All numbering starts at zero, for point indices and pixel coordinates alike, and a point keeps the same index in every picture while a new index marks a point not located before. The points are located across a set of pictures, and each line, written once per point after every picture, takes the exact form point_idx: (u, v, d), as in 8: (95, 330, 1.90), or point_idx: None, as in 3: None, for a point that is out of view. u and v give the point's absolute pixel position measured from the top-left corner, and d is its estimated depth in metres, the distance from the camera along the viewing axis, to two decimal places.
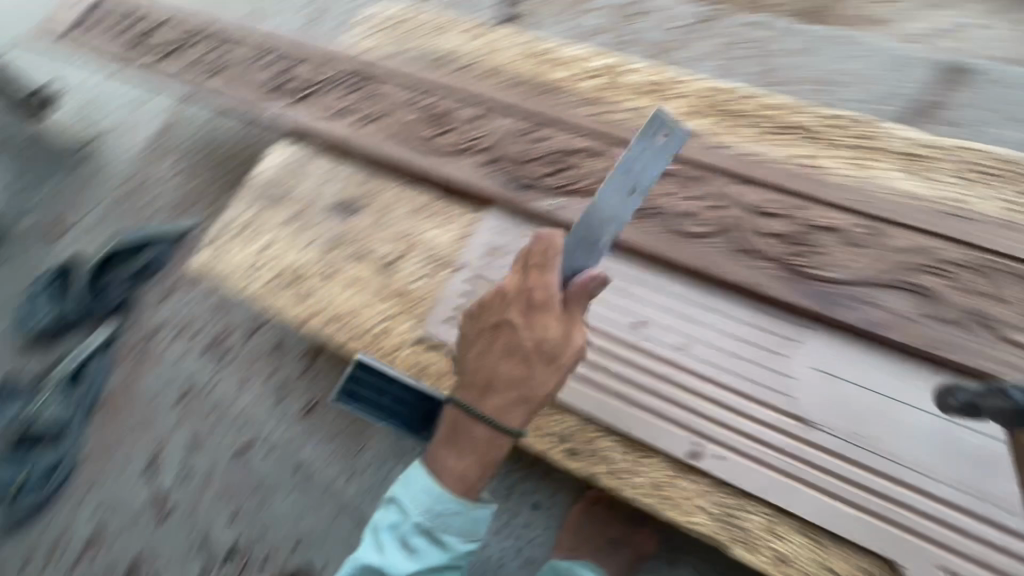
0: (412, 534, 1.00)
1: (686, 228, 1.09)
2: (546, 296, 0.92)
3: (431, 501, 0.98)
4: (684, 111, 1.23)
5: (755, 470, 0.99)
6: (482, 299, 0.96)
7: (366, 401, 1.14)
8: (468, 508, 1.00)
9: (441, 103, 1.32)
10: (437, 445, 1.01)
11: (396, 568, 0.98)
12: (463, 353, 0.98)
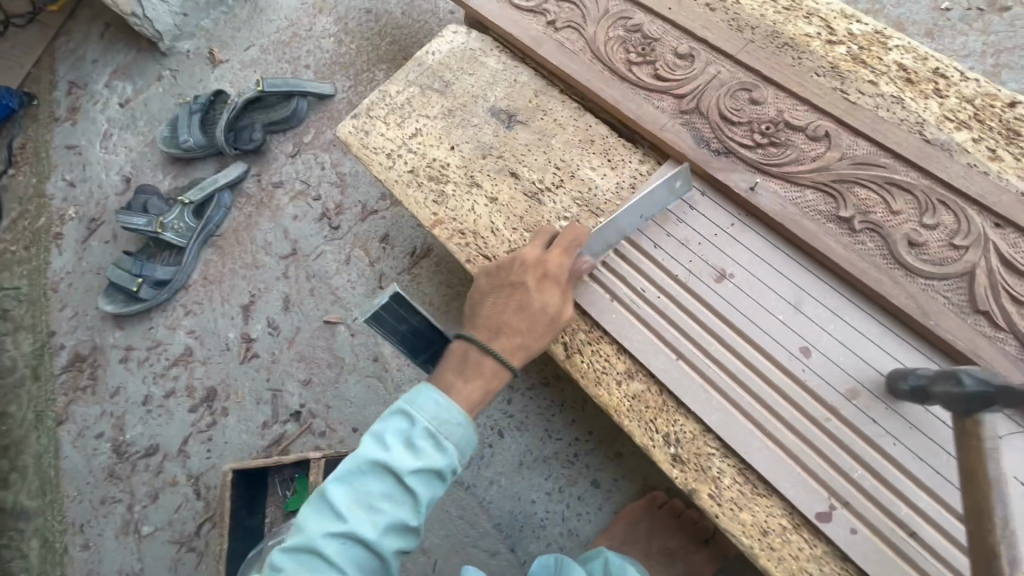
0: (420, 428, 0.82)
1: (909, 258, 0.90)
2: (561, 270, 0.95)
3: (445, 406, 0.84)
4: (951, 118, 0.99)
5: (813, 467, 0.86)
6: (543, 232, 1.01)
7: (384, 329, 1.04)
8: (467, 433, 0.86)
9: (650, 28, 1.17)
10: (449, 370, 0.90)
11: (398, 463, 0.79)
12: (498, 295, 0.94)
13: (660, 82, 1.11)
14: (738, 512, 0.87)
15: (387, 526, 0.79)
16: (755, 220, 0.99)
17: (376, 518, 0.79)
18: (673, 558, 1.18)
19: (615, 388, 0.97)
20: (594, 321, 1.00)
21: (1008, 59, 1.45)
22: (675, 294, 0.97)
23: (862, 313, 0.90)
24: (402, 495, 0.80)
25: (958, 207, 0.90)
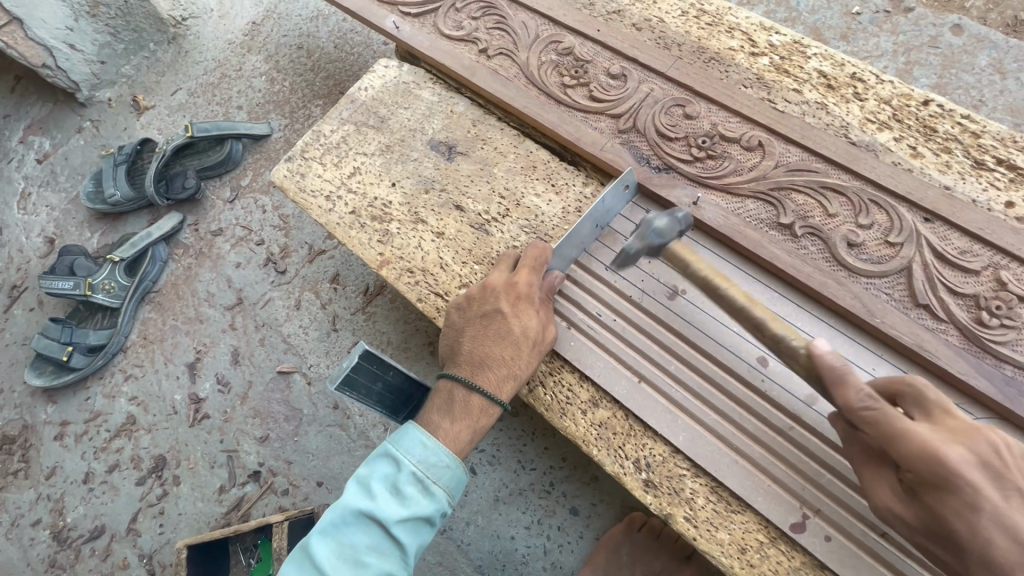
0: (408, 473, 0.80)
1: (850, 258, 0.91)
2: (533, 290, 0.94)
3: (434, 449, 0.83)
4: (872, 119, 1.03)
5: (780, 482, 0.85)
6: (514, 260, 1.00)
7: (358, 391, 0.99)
8: (457, 472, 0.84)
9: (581, 51, 1.17)
10: (430, 416, 0.88)
11: (385, 510, 0.77)
12: (475, 335, 0.92)
13: (596, 103, 1.12)
14: (715, 532, 0.85)
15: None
16: (702, 234, 1.00)
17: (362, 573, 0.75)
18: None
19: (581, 418, 0.94)
20: (554, 351, 0.98)
21: (918, 56, 1.54)
22: (630, 314, 0.96)
23: (812, 317, 0.91)
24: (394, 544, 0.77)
25: (889, 205, 0.93)
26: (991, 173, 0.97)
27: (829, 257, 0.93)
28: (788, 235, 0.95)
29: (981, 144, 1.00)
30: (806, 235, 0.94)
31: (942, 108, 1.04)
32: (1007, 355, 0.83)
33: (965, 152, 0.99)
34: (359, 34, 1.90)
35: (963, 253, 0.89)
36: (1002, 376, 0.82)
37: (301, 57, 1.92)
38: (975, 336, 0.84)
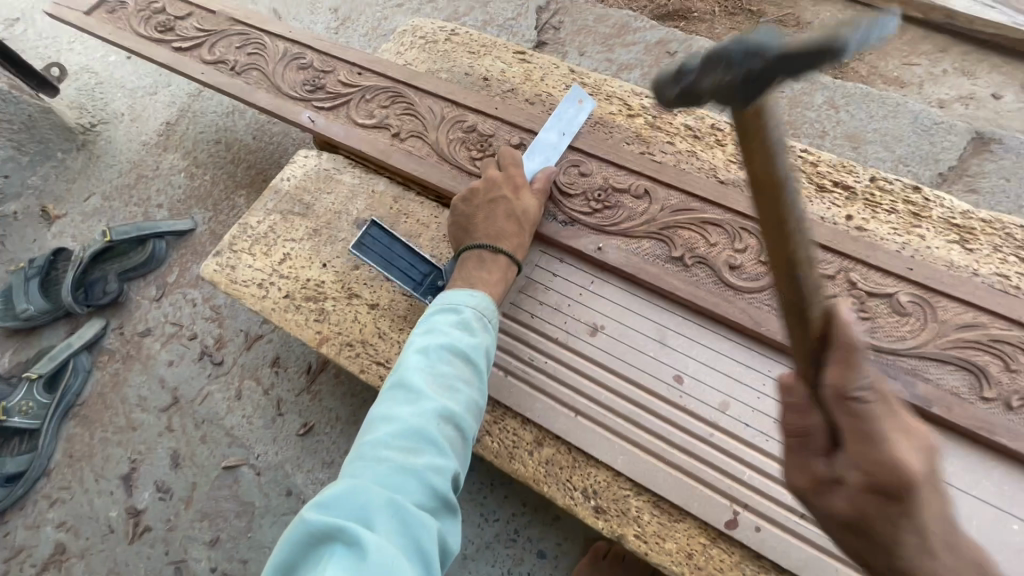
0: (467, 420, 0.78)
1: (732, 279, 1.06)
2: (480, 279, 1.03)
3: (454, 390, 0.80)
4: (732, 161, 1.23)
5: (710, 484, 0.94)
6: (457, 265, 1.08)
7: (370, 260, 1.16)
8: (463, 432, 0.78)
9: (482, 126, 1.30)
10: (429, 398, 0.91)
11: (438, 480, 0.70)
12: None
13: None
14: (663, 542, 0.93)
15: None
16: (608, 273, 1.12)
17: (434, 570, 0.65)
18: None
19: (529, 458, 1.01)
20: (494, 400, 1.05)
21: None
22: (558, 355, 1.06)
23: (712, 332, 1.04)
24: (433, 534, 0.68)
25: (755, 230, 1.10)
26: (829, 194, 1.17)
27: (717, 280, 1.07)
28: (681, 266, 1.09)
29: (820, 172, 1.21)
30: (697, 263, 1.09)
31: (785, 145, 1.25)
32: (869, 343, 0.98)
33: (807, 179, 1.19)
34: (277, 124, 1.98)
35: (819, 262, 1.06)
36: (866, 360, 0.97)
37: (220, 151, 1.97)
38: None
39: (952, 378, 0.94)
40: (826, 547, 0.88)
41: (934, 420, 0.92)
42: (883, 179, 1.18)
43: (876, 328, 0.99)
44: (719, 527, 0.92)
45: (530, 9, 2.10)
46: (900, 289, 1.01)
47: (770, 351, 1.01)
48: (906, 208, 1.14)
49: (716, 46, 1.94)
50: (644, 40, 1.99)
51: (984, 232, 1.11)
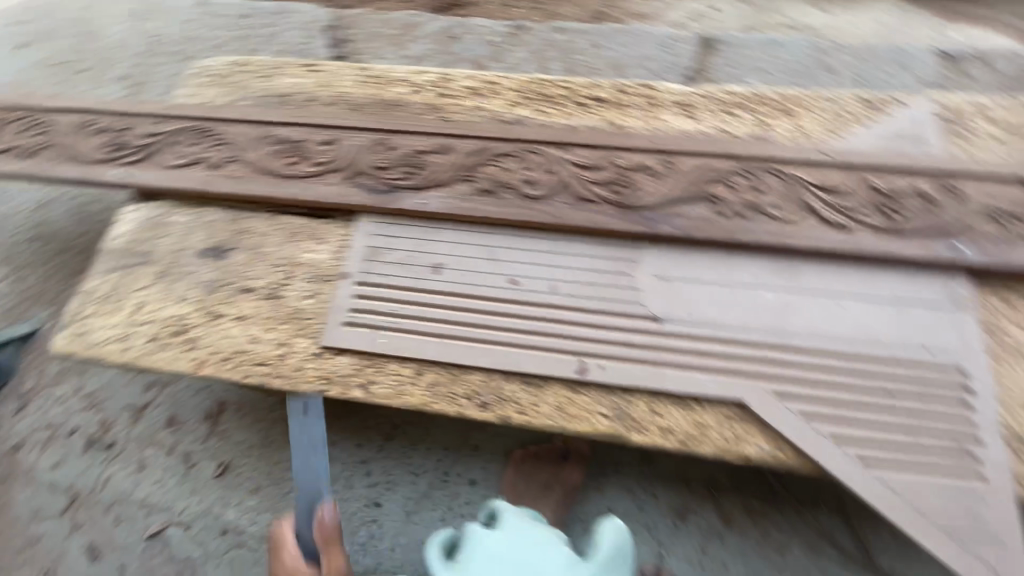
0: None
1: (531, 191, 1.28)
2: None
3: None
4: (510, 105, 1.46)
5: (557, 349, 1.16)
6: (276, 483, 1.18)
7: None
8: None
9: (292, 135, 1.42)
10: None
11: None
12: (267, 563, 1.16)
13: (319, 166, 1.37)
14: (538, 407, 1.13)
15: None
16: (436, 220, 1.30)
17: None
18: (550, 486, 1.41)
19: (415, 388, 1.16)
20: (372, 354, 1.19)
21: (548, 55, 2.12)
22: (414, 299, 1.22)
23: (528, 237, 1.26)
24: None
25: (538, 150, 1.33)
26: (589, 108, 1.44)
27: (521, 195, 1.28)
28: (490, 194, 1.29)
29: (578, 93, 1.48)
30: (502, 188, 1.29)
31: (548, 81, 1.51)
32: (641, 205, 1.25)
33: (570, 102, 1.46)
34: (97, 201, 1.93)
35: (591, 158, 1.31)
36: (642, 217, 1.24)
37: (42, 246, 1.87)
38: (619, 202, 1.26)
39: (701, 210, 1.24)
40: (650, 360, 1.13)
41: (696, 243, 1.21)
42: (624, 87, 1.47)
43: (643, 194, 1.26)
44: (574, 377, 1.13)
45: (319, 30, 2.24)
46: (652, 159, 1.30)
47: (574, 236, 1.25)
48: (646, 102, 1.45)
49: (492, 21, 2.20)
50: (429, 32, 2.21)
51: (702, 104, 1.43)
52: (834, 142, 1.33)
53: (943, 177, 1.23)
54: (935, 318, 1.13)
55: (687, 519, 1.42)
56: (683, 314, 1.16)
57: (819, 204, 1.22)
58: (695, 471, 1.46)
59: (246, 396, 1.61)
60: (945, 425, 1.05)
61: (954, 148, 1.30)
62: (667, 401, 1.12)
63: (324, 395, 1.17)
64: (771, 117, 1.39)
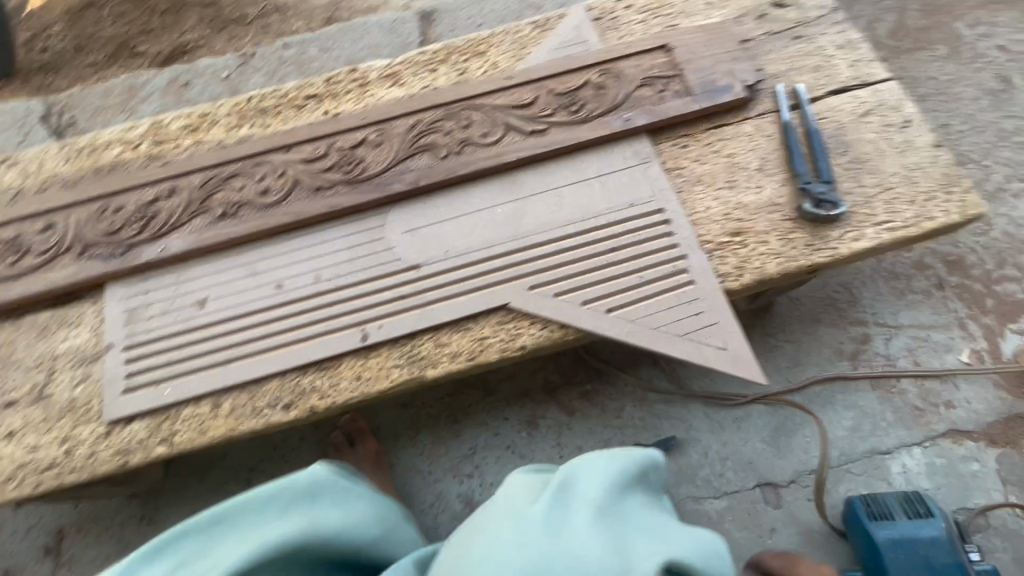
0: None
1: (268, 200, 1.33)
2: None
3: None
4: (230, 130, 1.49)
5: (338, 327, 1.23)
6: None
7: None
8: None
9: (4, 235, 1.34)
10: None
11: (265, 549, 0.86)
12: None
13: (44, 254, 1.31)
14: (339, 385, 1.20)
15: (249, 524, 0.88)
16: (186, 260, 1.30)
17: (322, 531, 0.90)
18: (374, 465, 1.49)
19: (217, 420, 1.18)
20: (163, 407, 1.18)
21: (283, 72, 2.14)
22: (187, 341, 1.23)
23: (280, 241, 1.31)
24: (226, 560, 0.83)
25: (264, 160, 1.38)
26: (306, 107, 1.51)
27: (260, 207, 1.33)
28: (230, 216, 1.32)
29: (292, 97, 1.54)
30: (239, 207, 1.33)
31: (260, 95, 1.55)
32: (371, 175, 1.35)
33: (287, 108, 1.52)
34: None
35: (315, 151, 1.38)
36: (375, 185, 1.34)
37: None
38: (352, 180, 1.34)
39: (425, 161, 1.36)
40: (421, 303, 1.24)
41: (429, 191, 1.34)
42: (333, 78, 1.56)
43: (370, 165, 1.36)
44: (360, 346, 1.21)
45: (34, 124, 2.08)
46: (369, 133, 1.40)
47: (323, 225, 1.32)
48: (356, 84, 1.54)
49: (218, 58, 2.18)
50: (157, 88, 2.14)
51: (406, 70, 1.55)
52: (518, 66, 1.51)
53: (604, 65, 1.46)
54: (630, 176, 1.34)
55: (539, 425, 1.57)
56: (436, 253, 1.28)
57: (516, 120, 1.40)
58: (532, 383, 1.62)
59: (82, 512, 1.51)
60: (662, 254, 1.26)
61: (609, 39, 1.53)
62: (448, 331, 1.23)
63: (127, 466, 1.15)
64: (465, 62, 1.55)
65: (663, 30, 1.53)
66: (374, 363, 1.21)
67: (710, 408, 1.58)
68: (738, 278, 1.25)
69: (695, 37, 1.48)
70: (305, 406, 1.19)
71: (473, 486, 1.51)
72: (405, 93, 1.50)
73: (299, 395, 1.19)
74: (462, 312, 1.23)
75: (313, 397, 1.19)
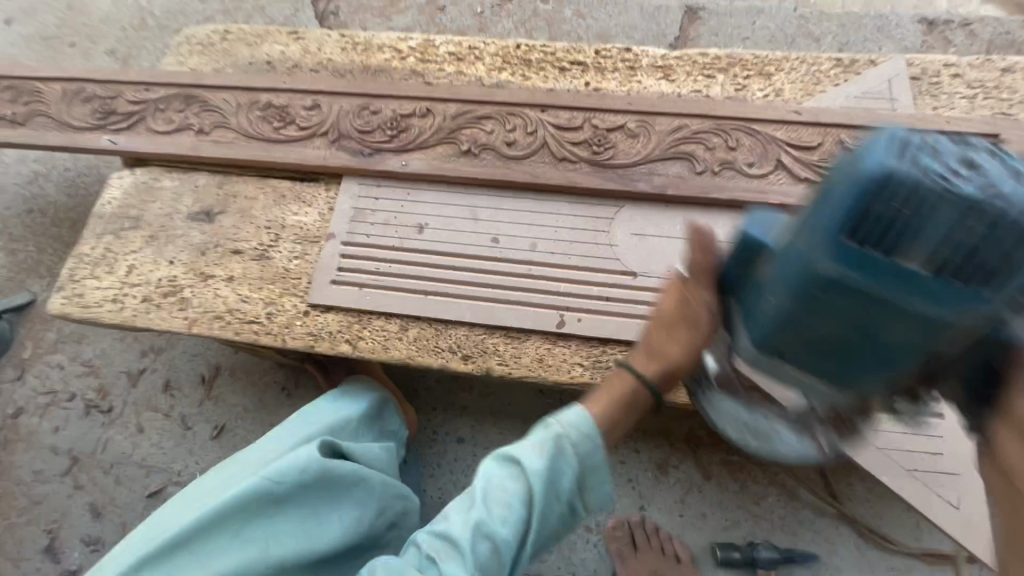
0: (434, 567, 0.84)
1: (511, 153, 1.32)
2: None
3: (511, 517, 0.83)
4: (492, 69, 1.49)
5: (537, 302, 1.20)
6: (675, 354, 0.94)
7: None
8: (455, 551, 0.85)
9: (277, 101, 1.44)
10: None
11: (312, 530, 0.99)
12: None
13: (305, 131, 1.40)
14: (518, 359, 1.18)
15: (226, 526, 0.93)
16: (417, 182, 1.33)
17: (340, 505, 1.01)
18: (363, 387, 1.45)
19: (400, 343, 1.21)
20: (358, 310, 1.23)
21: (532, 24, 2.11)
22: (399, 258, 1.26)
23: (509, 197, 1.29)
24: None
25: (519, 112, 1.36)
26: (569, 71, 1.46)
27: (502, 157, 1.32)
28: (470, 156, 1.32)
29: (559, 57, 1.49)
30: (483, 149, 1.33)
31: (529, 45, 1.52)
32: (619, 166, 1.28)
33: (551, 66, 1.48)
34: (86, 174, 1.91)
35: (571, 121, 1.34)
36: (620, 177, 1.27)
37: (30, 217, 1.87)
38: (598, 163, 1.29)
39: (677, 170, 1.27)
40: (626, 313, 1.18)
41: (671, 202, 1.25)
42: (605, 50, 1.49)
43: (621, 154, 1.29)
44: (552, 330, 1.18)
45: (304, 2, 2.23)
46: (629, 120, 1.33)
47: (553, 197, 1.29)
48: (626, 66, 1.47)
49: None
50: (415, 2, 2.20)
51: (682, 68, 1.45)
52: (808, 103, 1.35)
53: (913, 135, 1.26)
54: None
55: (668, 472, 1.48)
56: (659, 268, 1.20)
57: (790, 161, 1.25)
58: (675, 427, 1.51)
59: (238, 359, 1.65)
60: None
61: (925, 107, 1.32)
62: (642, 350, 1.16)
63: (313, 350, 1.22)
64: (749, 79, 1.41)
65: (996, 117, 1.29)
66: (555, 353, 1.18)
67: (861, 540, 1.40)
68: None
69: None
70: (481, 364, 1.18)
71: None
72: (675, 92, 1.41)
73: (481, 352, 1.19)
74: None
75: (492, 360, 1.18)
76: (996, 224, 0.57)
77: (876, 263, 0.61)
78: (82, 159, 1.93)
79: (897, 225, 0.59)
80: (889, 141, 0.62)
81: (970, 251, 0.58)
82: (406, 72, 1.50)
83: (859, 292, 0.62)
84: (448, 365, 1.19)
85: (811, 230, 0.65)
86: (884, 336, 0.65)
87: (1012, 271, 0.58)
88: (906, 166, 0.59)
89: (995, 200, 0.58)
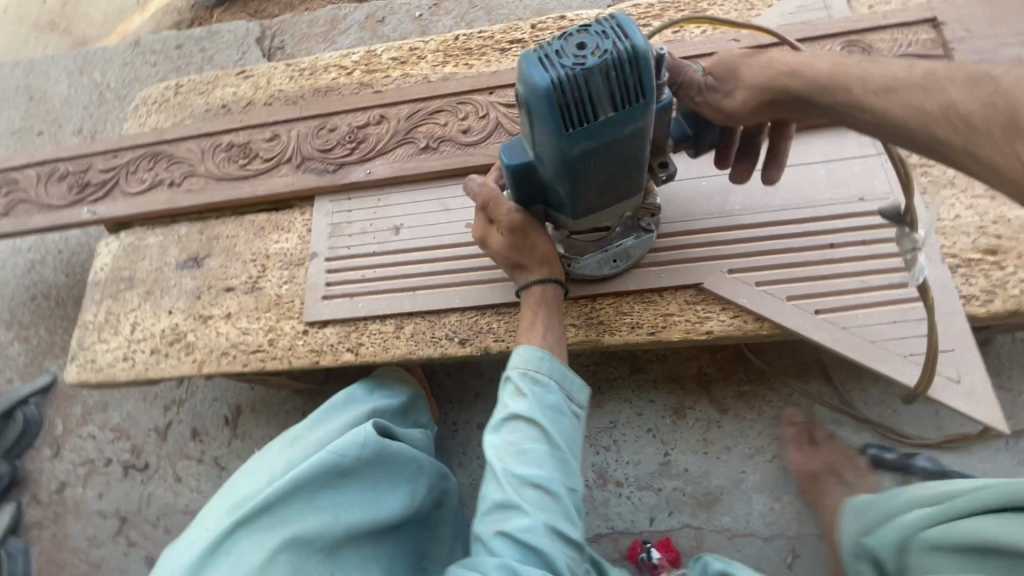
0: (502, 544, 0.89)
1: (469, 139, 1.35)
2: None
3: (530, 451, 0.95)
4: (434, 66, 1.52)
5: None
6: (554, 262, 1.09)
7: None
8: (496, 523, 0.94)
9: (238, 140, 1.49)
10: None
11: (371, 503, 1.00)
12: None
13: (270, 162, 1.44)
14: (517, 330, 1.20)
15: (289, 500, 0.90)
16: (386, 186, 1.37)
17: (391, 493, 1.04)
18: None
19: (399, 340, 1.24)
20: (354, 318, 1.27)
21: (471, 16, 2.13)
22: (382, 261, 1.29)
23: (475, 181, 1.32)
24: (274, 546, 0.84)
25: (467, 100, 1.40)
26: (509, 49, 1.50)
27: (460, 145, 1.35)
28: (429, 152, 1.36)
29: (497, 40, 1.52)
30: (441, 142, 1.36)
31: (466, 35, 1.55)
32: None
33: (489, 49, 1.51)
34: (79, 252, 1.98)
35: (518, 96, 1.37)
36: None
37: (35, 304, 1.94)
38: None
39: None
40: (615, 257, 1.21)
41: None
42: (540, 23, 1.52)
43: None
44: None
45: (251, 45, 2.28)
46: None
47: None
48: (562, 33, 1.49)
49: None
50: (355, 22, 2.24)
51: None
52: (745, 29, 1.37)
53: (851, 36, 1.27)
54: (865, 167, 1.17)
55: (686, 415, 1.50)
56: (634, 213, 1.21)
57: None
58: (684, 371, 1.54)
59: (254, 394, 1.70)
60: (890, 261, 1.10)
61: (859, 6, 1.33)
62: (631, 298, 1.18)
63: (319, 364, 1.26)
64: (684, 19, 1.43)
65: None
66: None
67: (885, 441, 1.40)
68: (985, 303, 1.07)
69: (975, 11, 1.24)
70: (480, 344, 1.21)
71: (608, 459, 1.49)
72: None
73: (477, 333, 1.22)
74: (650, 282, 1.17)
75: (490, 338, 1.21)
76: (627, 57, 0.73)
77: (596, 130, 0.77)
78: (72, 239, 1.99)
79: (581, 107, 0.74)
80: (533, 63, 0.76)
81: (623, 81, 0.74)
82: (354, 85, 1.54)
83: (596, 150, 0.79)
84: (450, 351, 1.22)
85: (544, 141, 0.80)
86: (625, 153, 0.83)
87: (648, 74, 0.75)
88: (557, 74, 0.74)
89: (610, 45, 0.74)
